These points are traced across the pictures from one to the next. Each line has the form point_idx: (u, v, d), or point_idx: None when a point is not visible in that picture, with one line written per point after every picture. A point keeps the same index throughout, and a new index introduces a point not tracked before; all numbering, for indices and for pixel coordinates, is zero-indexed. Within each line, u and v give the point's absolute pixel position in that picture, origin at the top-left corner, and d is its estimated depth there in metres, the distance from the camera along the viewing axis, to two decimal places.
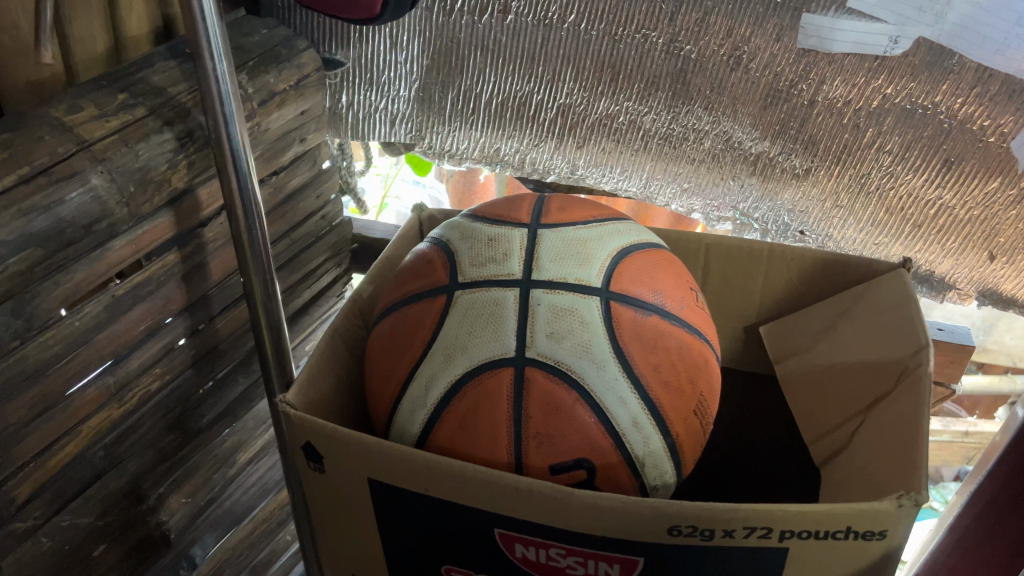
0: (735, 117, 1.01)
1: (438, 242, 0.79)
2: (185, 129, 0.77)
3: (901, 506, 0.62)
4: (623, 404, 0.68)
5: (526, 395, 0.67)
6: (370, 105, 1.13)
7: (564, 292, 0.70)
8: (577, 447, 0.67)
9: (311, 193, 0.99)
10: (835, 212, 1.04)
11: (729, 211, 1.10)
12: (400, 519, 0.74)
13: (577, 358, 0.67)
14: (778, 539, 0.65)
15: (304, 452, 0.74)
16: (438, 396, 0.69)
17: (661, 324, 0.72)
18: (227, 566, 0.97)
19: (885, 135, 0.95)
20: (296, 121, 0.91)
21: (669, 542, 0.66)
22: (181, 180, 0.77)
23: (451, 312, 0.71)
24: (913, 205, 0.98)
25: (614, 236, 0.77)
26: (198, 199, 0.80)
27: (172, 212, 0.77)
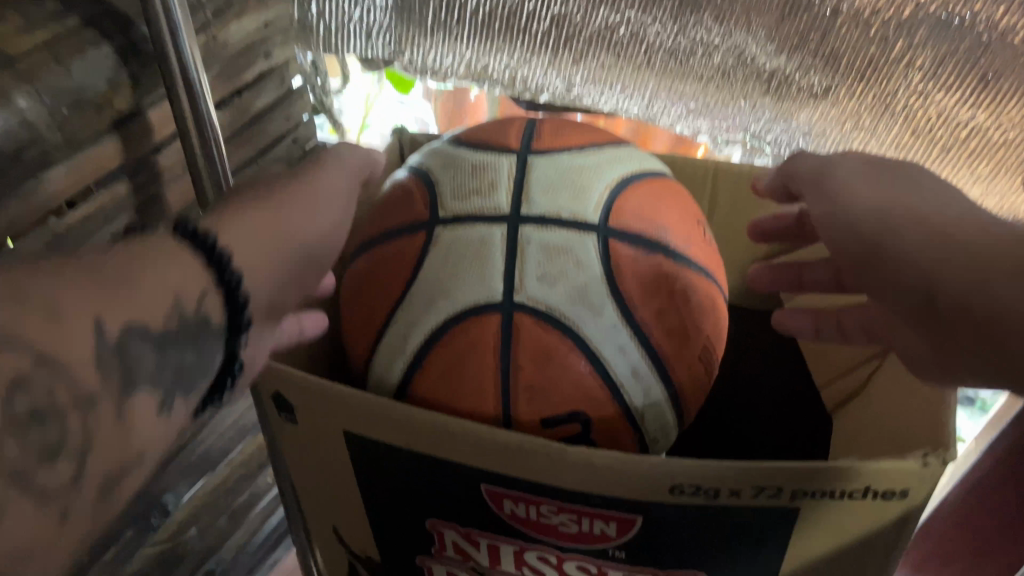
0: (748, 30, 0.91)
1: (417, 169, 0.71)
2: (128, 44, 0.68)
3: (926, 465, 0.57)
4: (621, 353, 0.62)
5: (515, 342, 0.60)
6: (345, 14, 1.04)
7: (556, 228, 0.62)
8: (571, 399, 0.61)
9: (279, 115, 0.90)
10: (856, 134, 0.97)
11: (739, 133, 1.03)
12: (378, 475, 0.68)
13: (572, 303, 0.60)
14: (789, 499, 0.59)
15: (275, 402, 0.68)
16: (418, 344, 0.63)
17: (666, 264, 0.64)
18: (203, 513, 0.93)
19: (918, 48, 0.86)
20: (256, 35, 0.82)
21: (671, 501, 0.60)
22: (126, 102, 0.69)
23: (432, 250, 0.64)
24: (944, 126, 0.91)
25: (615, 163, 0.68)
26: (149, 123, 0.72)
27: (119, 138, 0.69)
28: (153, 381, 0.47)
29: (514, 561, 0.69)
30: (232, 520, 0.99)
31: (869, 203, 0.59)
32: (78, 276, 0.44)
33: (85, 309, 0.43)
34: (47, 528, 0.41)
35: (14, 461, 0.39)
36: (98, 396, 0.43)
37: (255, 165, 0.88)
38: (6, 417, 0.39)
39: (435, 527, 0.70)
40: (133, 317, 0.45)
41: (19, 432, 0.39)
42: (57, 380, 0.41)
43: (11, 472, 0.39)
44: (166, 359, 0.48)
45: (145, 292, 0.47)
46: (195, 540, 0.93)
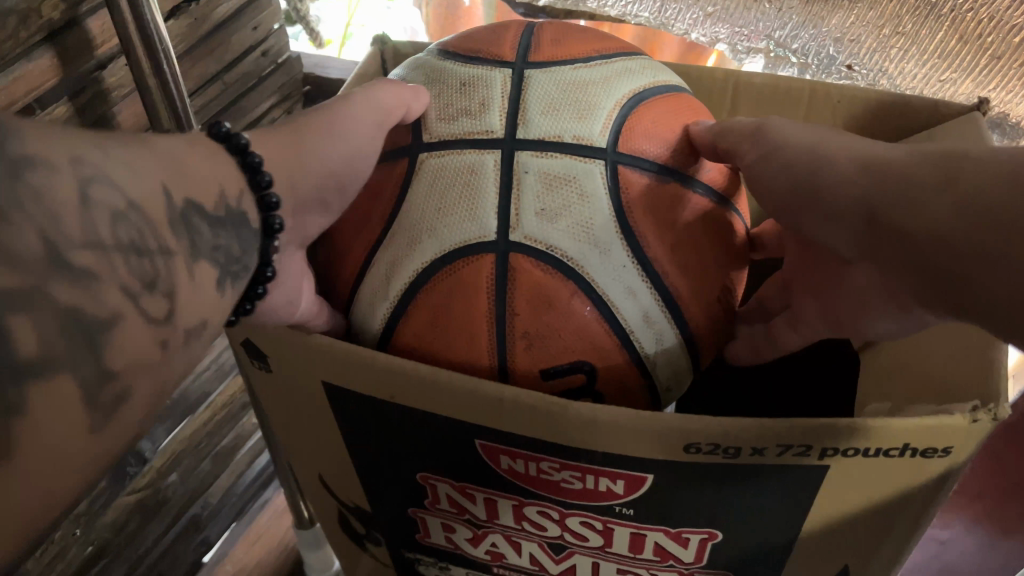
0: None
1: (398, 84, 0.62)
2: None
3: (975, 422, 0.49)
4: (631, 296, 0.54)
5: (512, 287, 0.53)
6: None
7: (558, 154, 0.53)
8: (575, 349, 0.54)
9: (246, 23, 0.80)
10: (894, 40, 0.86)
11: (762, 41, 0.92)
12: (364, 429, 0.62)
13: (577, 241, 0.53)
14: (818, 457, 0.52)
15: (246, 349, 0.61)
16: (403, 287, 0.55)
17: (683, 194, 0.56)
18: (184, 456, 0.89)
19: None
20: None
21: (684, 460, 0.54)
22: (57, 10, 0.59)
23: (416, 181, 0.55)
24: (993, 30, 0.80)
25: (625, 76, 0.58)
26: (88, 35, 0.63)
27: (54, 51, 0.60)
28: (213, 257, 0.40)
29: (512, 515, 0.63)
30: (216, 463, 0.95)
31: (805, 144, 0.50)
32: (135, 143, 0.38)
33: (152, 175, 0.37)
34: (153, 357, 0.35)
35: (126, 279, 0.33)
36: (174, 253, 0.37)
37: (219, 82, 0.79)
38: (113, 238, 0.33)
39: (427, 481, 0.65)
40: (189, 195, 0.39)
41: (126, 255, 0.34)
42: (145, 224, 0.35)
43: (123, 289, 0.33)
44: (220, 242, 0.40)
45: (199, 173, 0.41)
46: (176, 486, 0.89)
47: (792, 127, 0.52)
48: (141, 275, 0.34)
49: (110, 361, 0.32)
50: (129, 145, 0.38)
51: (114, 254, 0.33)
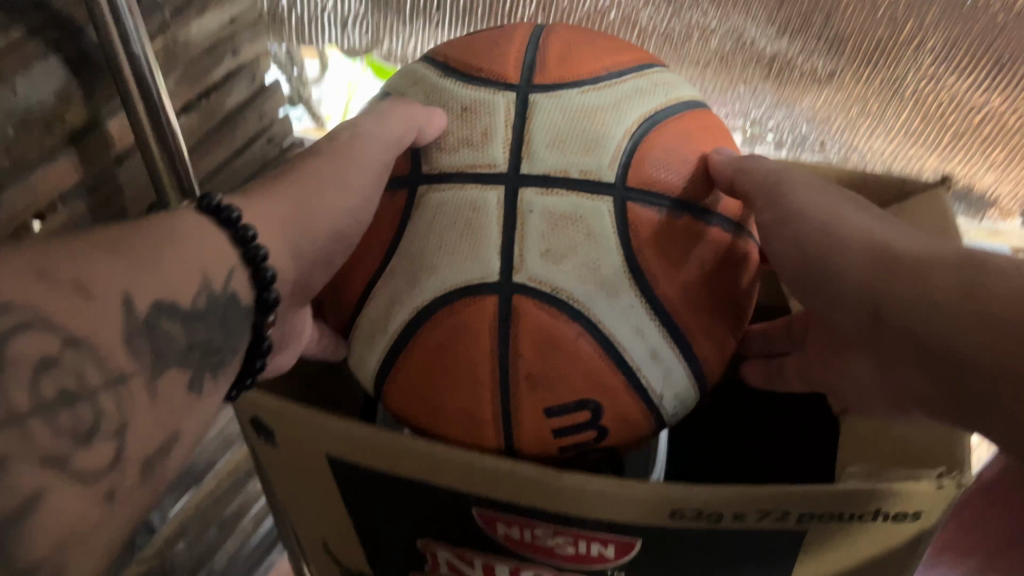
0: (748, 11, 0.82)
1: (387, 95, 0.59)
2: (78, 49, 0.59)
3: (941, 488, 0.48)
4: (639, 336, 0.53)
5: (515, 330, 0.52)
6: (316, 6, 0.96)
7: (564, 191, 0.51)
8: (580, 389, 0.53)
9: (251, 114, 0.85)
10: (862, 120, 0.88)
11: (738, 121, 0.93)
12: (367, 501, 0.59)
13: (583, 283, 0.51)
14: (795, 521, 0.51)
15: (252, 426, 0.59)
16: (403, 324, 0.54)
17: (695, 228, 0.53)
18: (190, 526, 0.89)
19: (929, 29, 0.77)
20: (221, 31, 0.77)
21: (670, 526, 0.52)
22: (79, 115, 0.60)
23: (416, 215, 0.53)
24: (955, 111, 0.83)
25: (636, 98, 0.54)
26: (106, 135, 0.63)
27: (75, 154, 0.61)
28: (185, 358, 0.40)
29: None
30: (223, 530, 0.95)
31: (809, 216, 0.48)
32: (101, 246, 0.38)
33: (113, 281, 0.37)
34: (94, 515, 0.34)
35: (49, 447, 0.33)
36: (132, 373, 0.37)
37: (230, 167, 0.82)
38: (37, 397, 0.33)
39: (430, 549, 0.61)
40: (164, 295, 0.39)
41: (52, 413, 0.33)
42: (86, 361, 0.34)
43: (44, 459, 0.32)
44: (197, 337, 0.41)
45: (175, 263, 0.40)
46: (183, 555, 0.89)
47: (795, 194, 0.50)
48: (73, 429, 0.34)
49: (25, 556, 0.31)
50: (94, 249, 0.37)
51: (32, 424, 0.32)
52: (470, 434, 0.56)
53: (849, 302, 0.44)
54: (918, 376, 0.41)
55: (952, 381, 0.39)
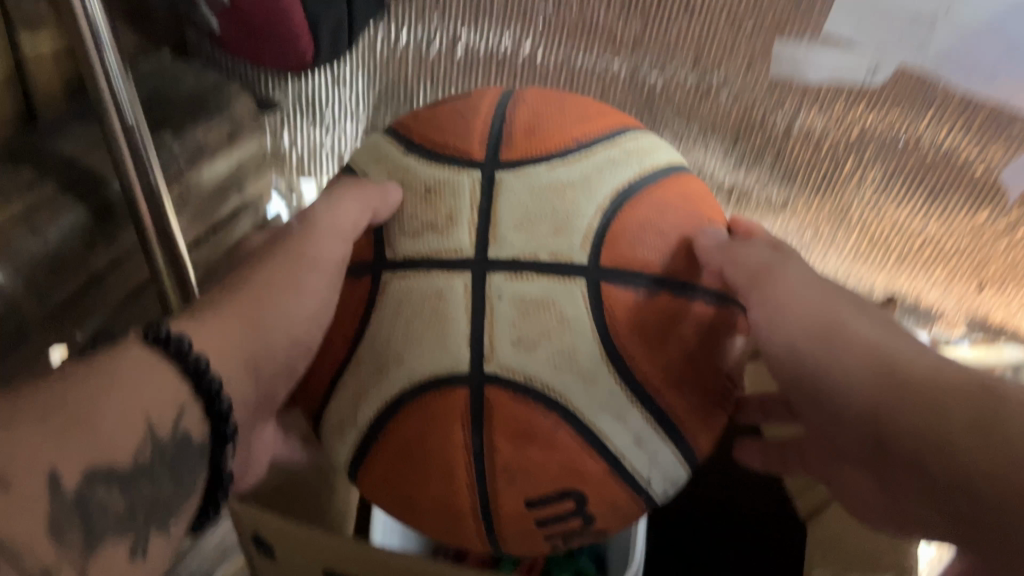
0: (706, 146, 0.89)
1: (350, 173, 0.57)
2: (101, 204, 0.68)
3: None
4: (619, 422, 0.50)
5: (488, 423, 0.49)
6: (314, 141, 1.00)
7: (533, 276, 0.48)
8: (561, 481, 0.50)
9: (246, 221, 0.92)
10: (816, 244, 0.93)
11: None
12: None
13: (558, 371, 0.48)
14: None
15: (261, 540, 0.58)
16: (371, 418, 0.51)
17: (675, 305, 0.51)
18: None
19: (865, 164, 0.84)
20: (228, 174, 0.85)
21: None
22: (99, 262, 0.69)
23: (379, 305, 0.50)
24: (897, 237, 0.87)
25: (607, 171, 0.52)
26: (105, 287, 0.71)
27: (83, 301, 0.69)
28: (127, 525, 0.40)
29: None
30: None
31: (806, 330, 0.47)
32: (28, 416, 0.37)
33: (38, 454, 0.36)
34: None
35: None
36: (59, 566, 0.35)
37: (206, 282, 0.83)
38: None
39: None
40: (100, 458, 0.38)
41: None
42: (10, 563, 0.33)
43: None
44: (140, 496, 0.41)
45: (110, 420, 0.40)
46: None
47: (793, 301, 0.48)
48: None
49: None
50: (21, 418, 0.37)
51: None
52: (449, 525, 0.53)
53: (844, 418, 0.45)
54: (931, 507, 0.43)
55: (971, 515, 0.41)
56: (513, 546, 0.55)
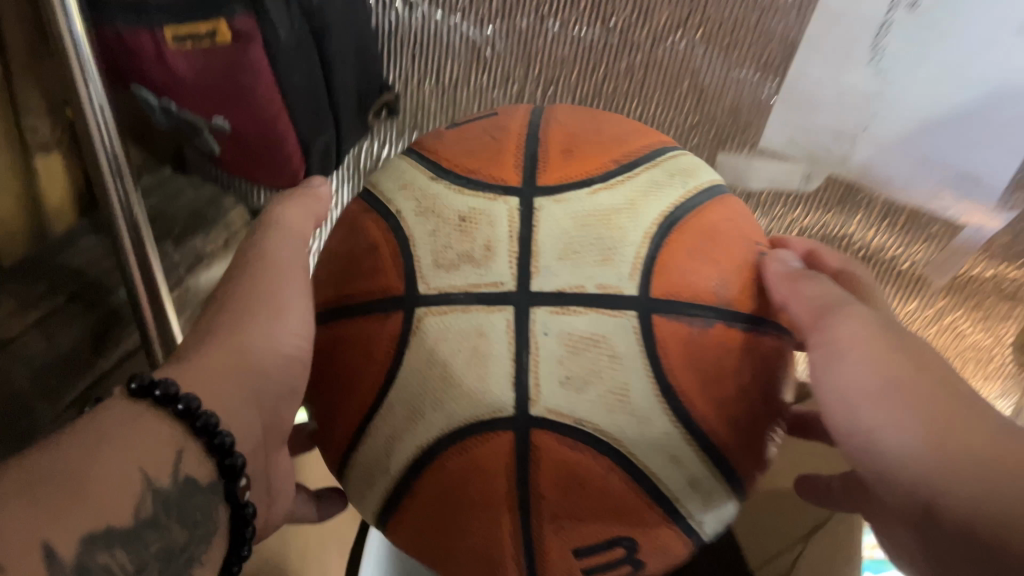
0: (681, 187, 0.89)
1: (372, 199, 0.53)
2: (110, 310, 0.73)
3: None
4: (674, 464, 0.47)
5: (535, 469, 0.45)
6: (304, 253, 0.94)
7: (581, 309, 0.45)
8: (612, 528, 0.47)
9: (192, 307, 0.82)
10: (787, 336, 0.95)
11: None
12: None
13: (610, 413, 0.44)
14: None
15: None
16: (405, 464, 0.48)
17: (729, 337, 0.47)
18: None
19: None
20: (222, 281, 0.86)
21: None
22: (89, 374, 0.71)
23: (412, 344, 0.47)
24: None
25: (652, 195, 0.49)
26: (111, 384, 0.73)
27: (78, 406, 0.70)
28: None
29: None
30: None
31: (872, 382, 0.47)
32: (13, 498, 0.36)
33: (30, 530, 0.35)
34: None
35: None
36: None
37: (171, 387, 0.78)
38: None
39: None
40: (98, 522, 0.38)
41: None
42: None
43: None
44: (150, 549, 0.40)
45: (100, 481, 0.39)
46: None
47: (854, 356, 0.48)
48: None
49: None
50: (8, 498, 0.36)
51: None
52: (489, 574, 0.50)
53: (910, 501, 0.45)
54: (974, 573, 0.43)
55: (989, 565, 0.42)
56: None
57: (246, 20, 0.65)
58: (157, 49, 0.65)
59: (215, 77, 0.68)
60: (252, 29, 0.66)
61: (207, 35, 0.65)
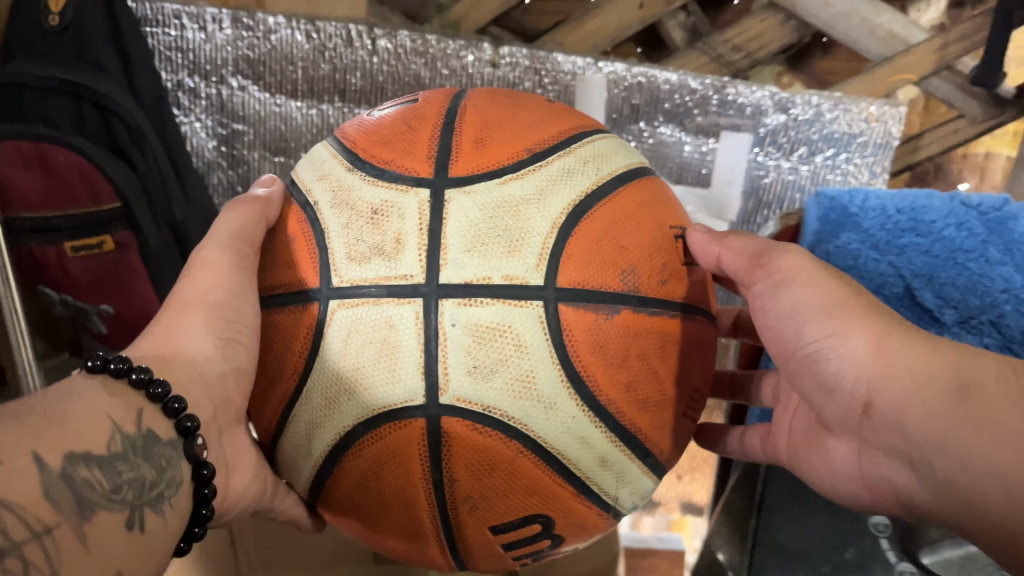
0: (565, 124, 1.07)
1: (294, 189, 0.55)
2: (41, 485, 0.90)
3: None
4: (583, 444, 0.48)
5: (448, 455, 0.47)
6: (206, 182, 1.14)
7: (487, 300, 0.46)
8: (527, 506, 0.49)
9: None
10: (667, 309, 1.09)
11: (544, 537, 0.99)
12: None
13: (516, 400, 0.46)
14: None
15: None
16: (325, 449, 0.50)
17: (636, 322, 0.49)
18: None
19: None
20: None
21: None
22: None
23: (327, 335, 0.48)
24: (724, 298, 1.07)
25: (562, 182, 0.50)
26: None
27: None
28: (113, 500, 0.41)
29: None
30: None
31: (817, 308, 0.52)
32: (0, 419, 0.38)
33: (18, 445, 0.37)
34: None
35: None
36: (53, 527, 0.37)
37: None
38: None
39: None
40: (76, 445, 0.40)
41: None
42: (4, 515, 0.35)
43: None
44: (121, 477, 0.42)
45: (76, 418, 0.41)
46: None
47: (800, 282, 0.53)
48: None
49: None
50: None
51: None
52: (414, 546, 0.53)
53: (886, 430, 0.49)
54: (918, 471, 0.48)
55: (949, 483, 0.46)
56: (479, 563, 0.54)
57: (124, 232, 0.93)
58: (60, 255, 0.94)
59: (101, 271, 0.95)
60: (129, 238, 0.94)
61: (96, 244, 0.93)
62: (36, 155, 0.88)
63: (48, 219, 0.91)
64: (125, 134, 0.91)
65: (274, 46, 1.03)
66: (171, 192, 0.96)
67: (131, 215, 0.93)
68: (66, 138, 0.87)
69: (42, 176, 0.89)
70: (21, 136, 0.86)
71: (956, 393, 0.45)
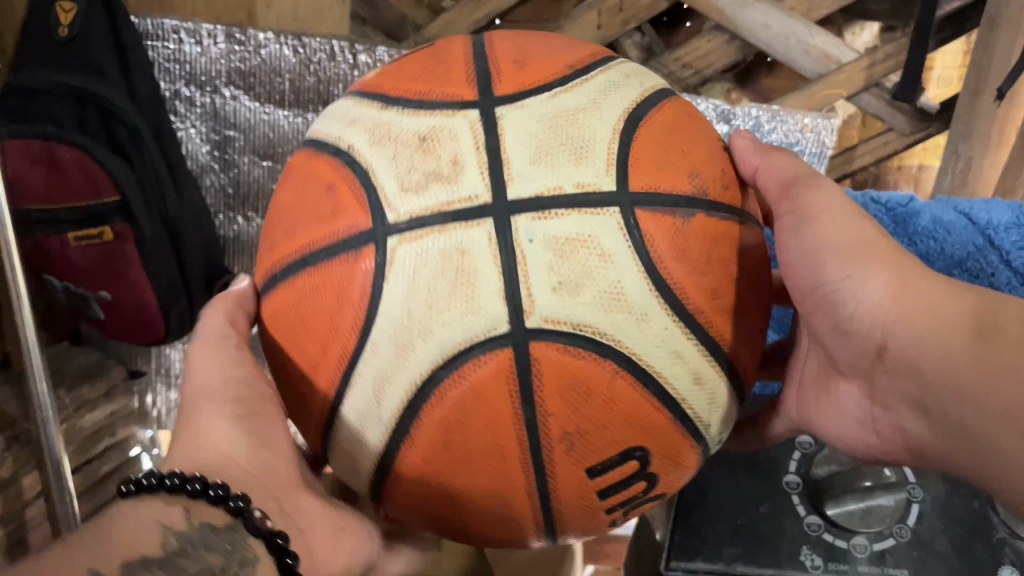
0: None
1: (315, 144, 0.51)
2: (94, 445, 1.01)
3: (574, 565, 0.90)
4: (677, 359, 0.45)
5: (539, 386, 0.43)
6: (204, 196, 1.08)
7: (561, 213, 0.43)
8: (627, 436, 0.45)
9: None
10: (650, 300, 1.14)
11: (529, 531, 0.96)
12: None
13: (608, 314, 0.43)
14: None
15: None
16: (397, 408, 0.45)
17: (710, 226, 0.47)
18: None
19: None
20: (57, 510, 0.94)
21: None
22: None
23: (388, 279, 0.44)
24: None
25: (610, 93, 0.48)
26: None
27: None
28: None
29: None
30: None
31: (837, 248, 0.50)
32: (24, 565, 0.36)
33: None
34: None
35: None
36: None
37: None
38: None
39: None
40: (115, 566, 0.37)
41: None
42: None
43: None
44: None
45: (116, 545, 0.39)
46: None
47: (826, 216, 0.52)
48: None
49: None
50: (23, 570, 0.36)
51: None
52: (505, 514, 0.48)
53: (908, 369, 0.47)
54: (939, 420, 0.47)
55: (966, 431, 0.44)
56: (573, 526, 0.49)
57: (123, 224, 0.91)
58: (63, 245, 0.91)
59: (101, 257, 0.93)
60: (127, 231, 0.92)
61: (97, 234, 0.91)
62: (45, 153, 0.86)
63: (54, 211, 0.89)
64: (126, 135, 0.89)
65: (264, 60, 0.97)
66: (167, 188, 0.93)
67: (128, 208, 0.90)
68: (75, 138, 0.86)
69: (46, 171, 0.87)
70: (30, 134, 0.85)
71: (974, 334, 0.44)
